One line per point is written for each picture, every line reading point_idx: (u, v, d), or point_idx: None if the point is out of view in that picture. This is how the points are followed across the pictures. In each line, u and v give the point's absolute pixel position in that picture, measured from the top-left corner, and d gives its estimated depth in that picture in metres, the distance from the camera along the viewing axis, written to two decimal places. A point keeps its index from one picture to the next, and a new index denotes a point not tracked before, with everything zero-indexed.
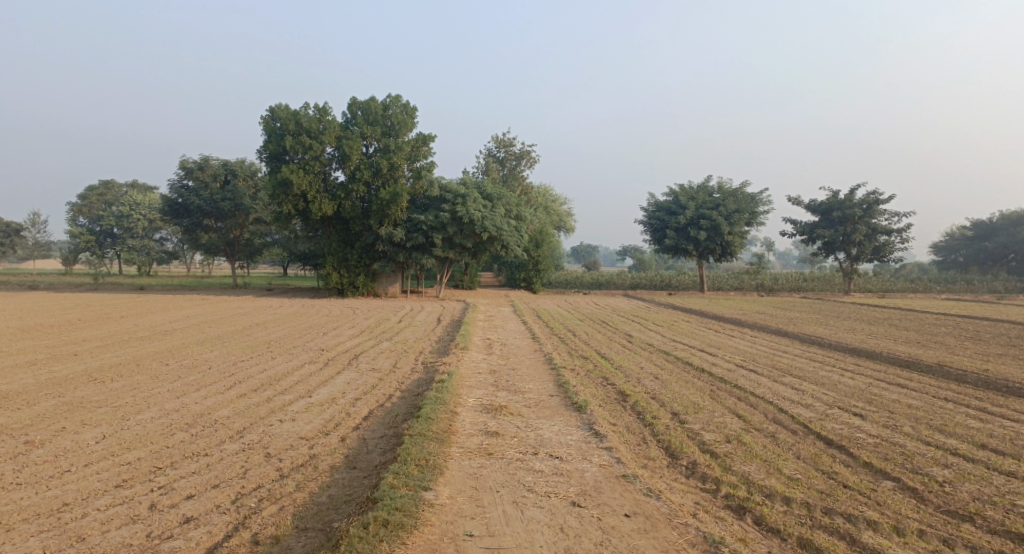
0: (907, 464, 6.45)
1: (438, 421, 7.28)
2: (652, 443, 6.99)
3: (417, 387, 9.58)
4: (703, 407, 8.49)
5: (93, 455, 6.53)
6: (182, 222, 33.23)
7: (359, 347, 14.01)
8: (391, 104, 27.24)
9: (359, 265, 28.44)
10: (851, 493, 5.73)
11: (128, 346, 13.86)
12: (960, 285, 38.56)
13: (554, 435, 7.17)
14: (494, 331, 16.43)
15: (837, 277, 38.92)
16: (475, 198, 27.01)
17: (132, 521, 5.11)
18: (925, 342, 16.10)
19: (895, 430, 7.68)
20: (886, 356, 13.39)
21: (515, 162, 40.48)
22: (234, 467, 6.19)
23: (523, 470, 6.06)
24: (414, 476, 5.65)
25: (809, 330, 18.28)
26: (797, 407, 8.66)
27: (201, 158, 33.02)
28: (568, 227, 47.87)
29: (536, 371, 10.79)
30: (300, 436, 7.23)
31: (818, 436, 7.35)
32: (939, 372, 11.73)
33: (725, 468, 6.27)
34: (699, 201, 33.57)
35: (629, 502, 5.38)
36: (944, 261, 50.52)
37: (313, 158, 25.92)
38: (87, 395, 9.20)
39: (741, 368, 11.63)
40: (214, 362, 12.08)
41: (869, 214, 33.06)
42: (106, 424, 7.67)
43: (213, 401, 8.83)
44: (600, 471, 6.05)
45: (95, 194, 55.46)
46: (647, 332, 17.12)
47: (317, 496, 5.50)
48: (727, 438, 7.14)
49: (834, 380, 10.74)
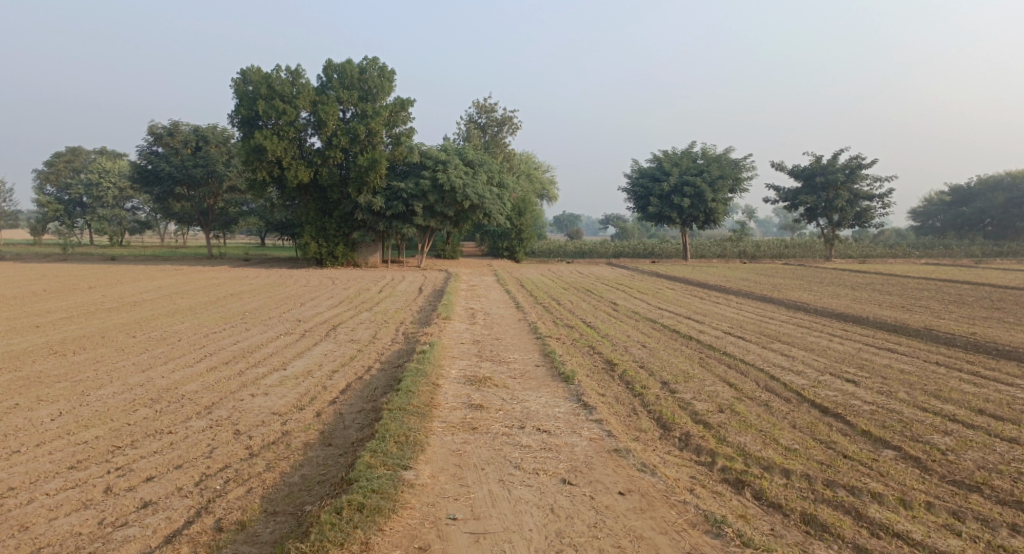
0: (906, 432, 6.21)
1: (419, 395, 6.89)
2: (643, 414, 6.68)
3: (397, 359, 9.20)
4: (693, 375, 8.22)
5: (46, 435, 6.08)
6: (152, 191, 32.19)
7: (337, 318, 13.55)
8: (368, 67, 26.32)
9: (338, 234, 27.80)
10: (852, 463, 5.47)
11: (94, 318, 13.26)
12: (938, 251, 38.75)
13: (541, 407, 6.84)
14: (477, 301, 16.05)
15: (818, 243, 38.96)
16: (456, 165, 26.39)
17: (83, 506, 4.70)
18: (910, 307, 15.98)
19: (891, 396, 7.45)
20: (873, 321, 13.22)
21: (497, 128, 39.72)
22: (199, 446, 5.77)
23: (509, 445, 5.73)
24: (393, 454, 5.28)
25: (794, 295, 18.12)
26: (789, 374, 8.42)
27: (170, 124, 31.90)
28: (552, 194, 47.33)
29: (520, 340, 10.46)
30: (272, 411, 6.83)
31: (813, 404, 7.10)
32: (927, 336, 11.58)
33: (721, 439, 5.99)
34: (683, 167, 33.20)
35: (623, 479, 5.07)
36: (922, 226, 50.89)
37: (287, 124, 25.02)
38: (45, 369, 8.68)
39: (729, 335, 11.37)
40: (184, 334, 11.57)
41: (852, 179, 32.88)
42: (64, 400, 7.21)
43: (181, 375, 8.38)
44: (590, 445, 5.74)
45: (63, 160, 53.64)
46: (632, 299, 16.87)
47: (289, 477, 5.12)
48: (720, 408, 6.85)
49: (824, 345, 10.53)
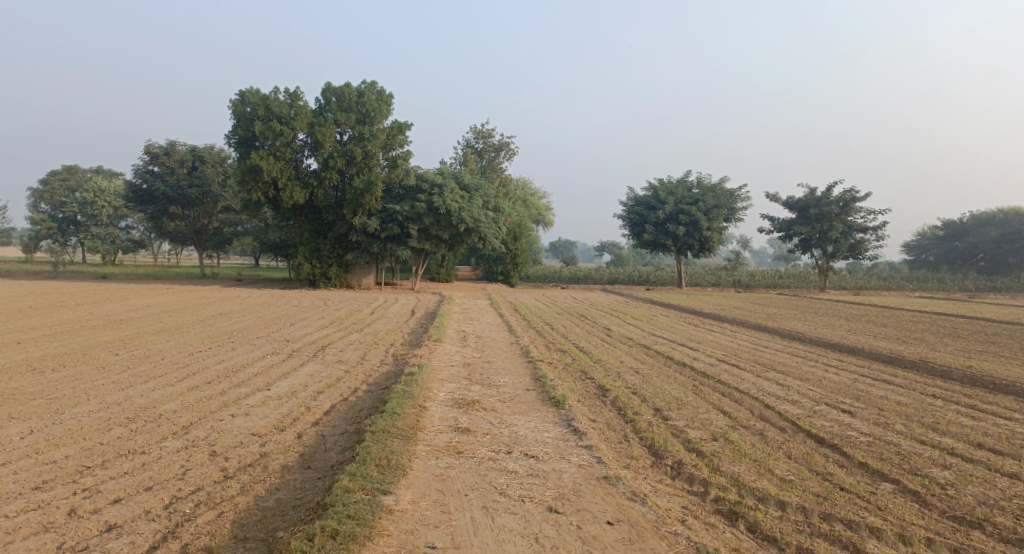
0: (904, 465, 6.03)
1: (404, 417, 6.69)
2: (634, 441, 6.49)
3: (385, 380, 9.00)
4: (687, 402, 8.03)
5: (14, 454, 5.85)
6: (146, 209, 32.07)
7: (326, 339, 13.34)
8: (367, 90, 26.43)
9: (332, 256, 27.65)
10: (849, 496, 5.28)
11: (78, 335, 13.01)
12: (932, 284, 38.80)
13: (530, 432, 6.64)
14: (469, 324, 15.87)
15: (813, 274, 38.99)
16: (451, 189, 26.36)
17: (43, 529, 4.48)
18: (905, 339, 15.87)
19: (887, 428, 7.28)
20: (868, 352, 13.08)
21: (493, 153, 39.88)
22: (173, 467, 5.55)
23: (495, 471, 5.52)
24: (373, 478, 5.07)
25: (789, 325, 17.99)
26: (784, 403, 8.24)
27: (167, 143, 31.94)
28: (547, 221, 47.38)
29: (511, 364, 10.27)
30: (251, 432, 6.61)
31: (808, 434, 6.91)
32: (924, 368, 11.44)
33: (714, 468, 5.79)
34: (678, 196, 33.30)
35: (612, 508, 4.88)
36: (915, 260, 51.07)
37: (284, 144, 25.02)
38: (21, 386, 8.45)
39: (724, 363, 11.19)
40: (169, 352, 11.35)
41: (846, 211, 33.01)
42: (36, 418, 6.98)
43: (161, 394, 8.15)
44: (579, 472, 5.54)
45: (58, 178, 53.58)
46: (625, 326, 16.71)
47: (263, 500, 4.91)
48: (713, 437, 6.66)
49: (818, 375, 10.37)
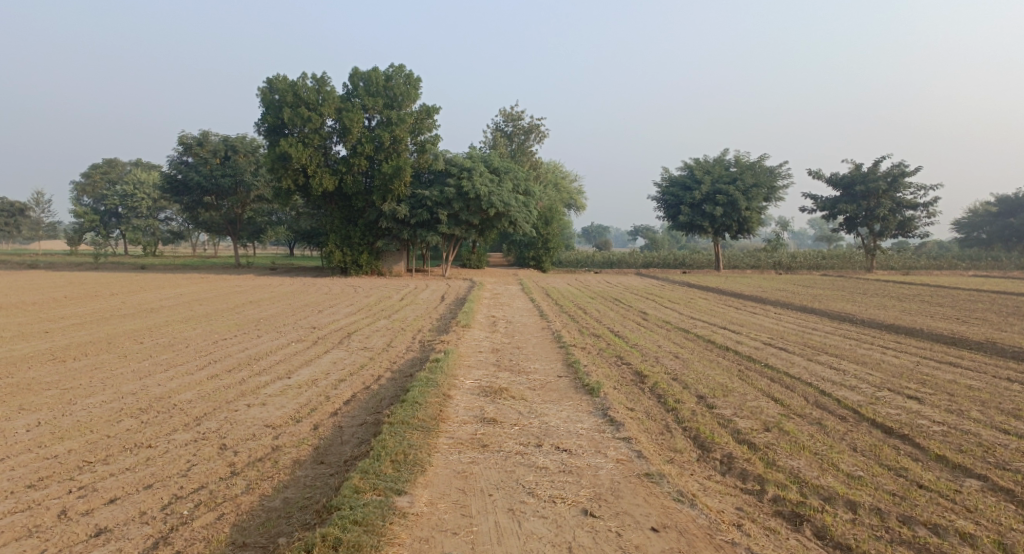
0: (990, 458, 5.30)
1: (427, 407, 6.20)
2: (677, 432, 5.89)
3: (409, 368, 8.51)
4: (733, 389, 7.37)
5: (15, 448, 5.53)
6: (181, 200, 32.29)
7: (353, 326, 12.93)
8: (395, 74, 25.96)
9: (362, 243, 27.37)
10: (931, 495, 4.60)
11: (107, 324, 12.87)
12: (986, 263, 36.86)
13: (562, 422, 6.08)
14: (499, 309, 15.32)
15: (858, 254, 37.43)
16: (481, 172, 25.82)
17: (28, 533, 4.13)
18: (967, 319, 14.84)
19: (962, 416, 6.52)
20: (928, 334, 12.15)
21: (524, 136, 39.23)
22: (177, 463, 5.15)
23: (523, 467, 4.98)
24: (387, 476, 4.58)
25: (837, 307, 17.03)
26: (842, 389, 7.51)
27: (200, 134, 32.11)
28: (579, 204, 46.48)
29: (543, 350, 9.70)
30: (264, 424, 6.17)
31: (874, 424, 6.20)
32: (991, 349, 10.52)
33: (769, 463, 5.15)
34: (715, 175, 32.14)
35: (656, 512, 4.31)
36: (966, 238, 48.73)
37: (312, 131, 24.72)
38: (39, 376, 8.21)
39: (771, 346, 10.50)
40: (193, 340, 11.08)
41: (894, 188, 31.45)
42: (47, 409, 6.68)
43: (178, 382, 7.82)
44: (617, 469, 4.96)
45: (99, 172, 54.70)
46: (662, 309, 15.98)
47: (268, 501, 4.46)
48: (765, 426, 6.01)
49: (877, 359, 9.54)
